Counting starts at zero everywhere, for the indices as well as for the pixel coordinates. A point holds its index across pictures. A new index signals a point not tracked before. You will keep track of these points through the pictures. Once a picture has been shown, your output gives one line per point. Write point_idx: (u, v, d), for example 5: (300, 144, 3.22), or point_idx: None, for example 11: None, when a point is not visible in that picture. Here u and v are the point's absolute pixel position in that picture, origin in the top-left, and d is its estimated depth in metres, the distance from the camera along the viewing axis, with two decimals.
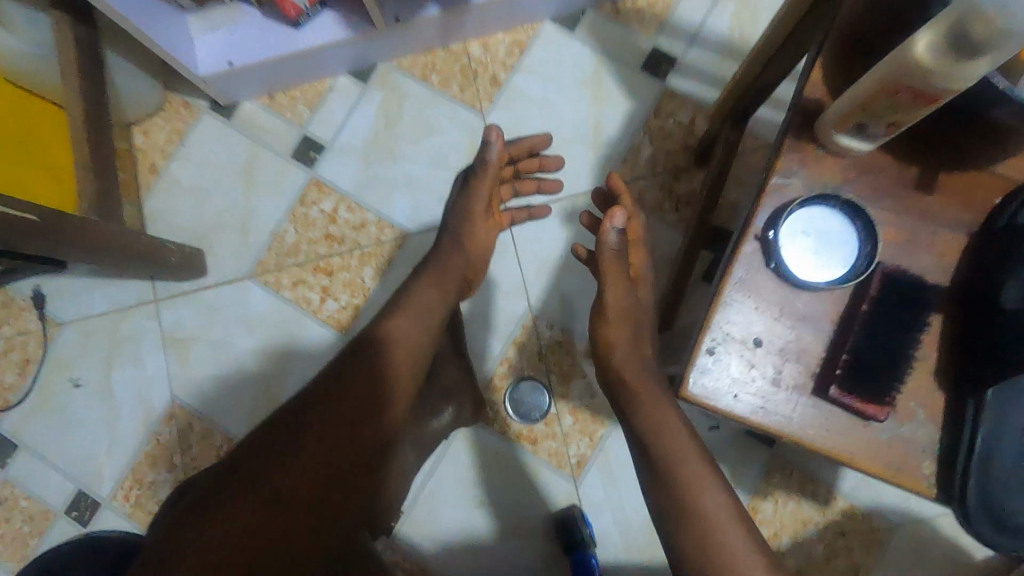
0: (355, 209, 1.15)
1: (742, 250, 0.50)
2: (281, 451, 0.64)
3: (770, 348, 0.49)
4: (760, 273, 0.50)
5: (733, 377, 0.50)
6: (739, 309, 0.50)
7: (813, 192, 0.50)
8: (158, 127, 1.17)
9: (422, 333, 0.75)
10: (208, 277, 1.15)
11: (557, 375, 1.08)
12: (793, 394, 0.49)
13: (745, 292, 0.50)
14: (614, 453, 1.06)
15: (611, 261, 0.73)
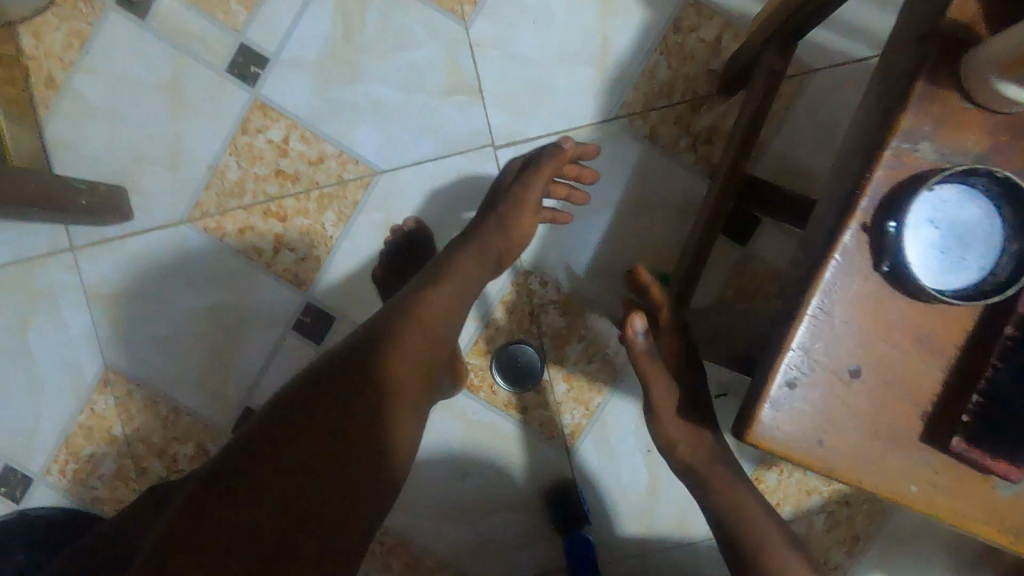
0: (310, 140, 0.95)
1: (841, 242, 0.37)
2: (267, 445, 0.56)
3: (869, 382, 0.37)
4: (862, 277, 0.37)
5: (819, 419, 0.37)
6: (833, 329, 0.37)
7: (951, 168, 0.36)
8: (51, 29, 0.93)
9: (441, 323, 0.67)
10: (135, 220, 0.96)
11: (551, 338, 0.96)
12: (895, 443, 0.37)
13: (842, 305, 0.37)
14: (611, 422, 0.97)
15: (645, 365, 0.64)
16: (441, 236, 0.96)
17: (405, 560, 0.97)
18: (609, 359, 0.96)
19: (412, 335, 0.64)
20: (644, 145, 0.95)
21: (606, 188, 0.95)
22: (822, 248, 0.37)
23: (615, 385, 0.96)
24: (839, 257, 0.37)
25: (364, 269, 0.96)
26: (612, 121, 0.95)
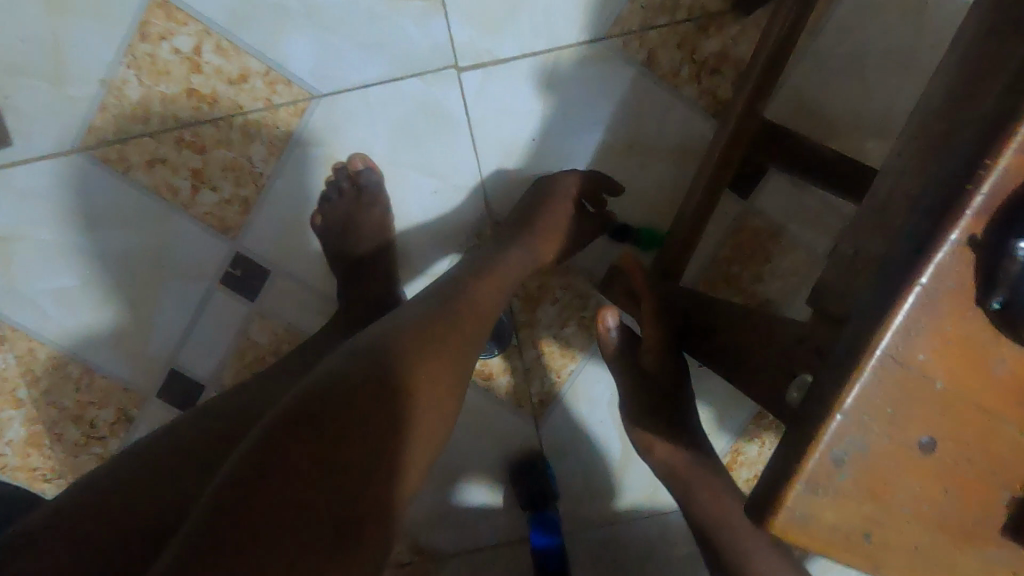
0: (228, 51, 0.76)
1: (936, 258, 0.27)
2: (290, 441, 0.43)
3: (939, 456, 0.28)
4: (951, 313, 0.27)
5: (868, 503, 0.28)
6: (923, 386, 0.27)
7: None
8: None
9: (484, 315, 0.60)
10: (13, 148, 0.78)
11: (521, 299, 0.85)
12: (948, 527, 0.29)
13: (932, 353, 0.27)
14: (585, 391, 0.88)
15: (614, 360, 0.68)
16: (393, 176, 0.81)
17: None
18: (585, 324, 0.85)
19: (444, 345, 0.53)
20: (638, 74, 0.79)
21: (591, 124, 0.80)
22: (903, 266, 0.27)
23: (591, 352, 0.86)
24: (925, 282, 0.27)
25: (303, 215, 0.81)
26: (603, 41, 0.78)
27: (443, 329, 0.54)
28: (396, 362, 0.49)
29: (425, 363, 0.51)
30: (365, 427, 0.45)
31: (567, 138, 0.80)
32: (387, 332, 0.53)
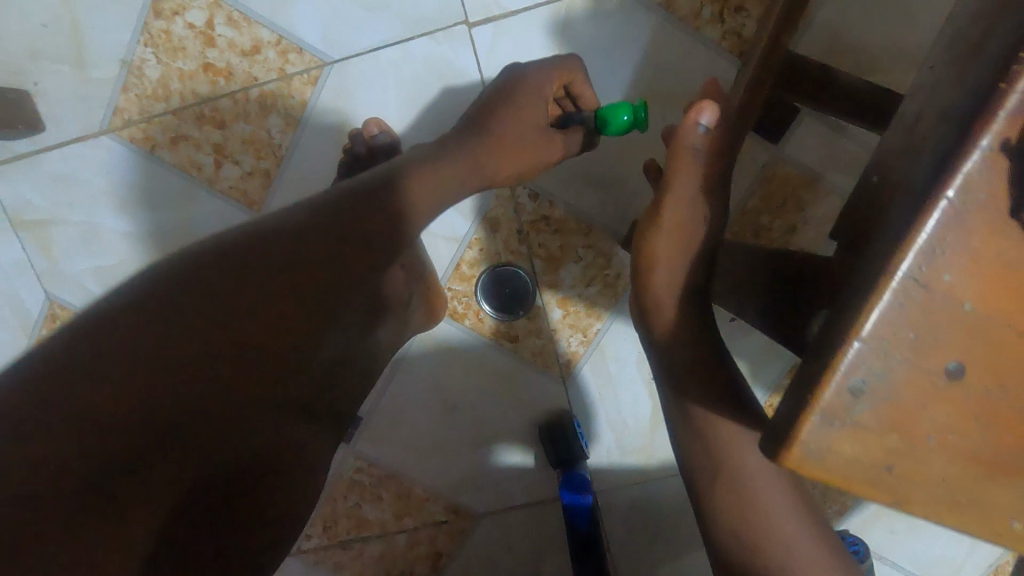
0: (240, 23, 0.77)
1: (962, 170, 0.24)
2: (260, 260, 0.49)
3: (970, 388, 0.26)
4: (978, 221, 0.25)
5: (889, 443, 0.26)
6: (942, 309, 0.25)
7: None
8: None
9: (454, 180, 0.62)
10: (47, 134, 0.80)
11: (544, 259, 0.83)
12: (1003, 466, 0.26)
13: (957, 272, 0.25)
14: (612, 350, 0.87)
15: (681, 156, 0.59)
16: (408, 140, 0.79)
17: (394, 490, 0.94)
18: (609, 283, 0.84)
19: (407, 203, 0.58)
20: (656, 19, 0.75)
21: (607, 75, 0.77)
22: (925, 183, 0.25)
23: (617, 310, 0.85)
24: (952, 196, 0.25)
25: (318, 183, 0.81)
26: None
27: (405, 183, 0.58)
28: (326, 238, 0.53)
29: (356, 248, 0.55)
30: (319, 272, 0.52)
31: None
32: (319, 206, 0.55)
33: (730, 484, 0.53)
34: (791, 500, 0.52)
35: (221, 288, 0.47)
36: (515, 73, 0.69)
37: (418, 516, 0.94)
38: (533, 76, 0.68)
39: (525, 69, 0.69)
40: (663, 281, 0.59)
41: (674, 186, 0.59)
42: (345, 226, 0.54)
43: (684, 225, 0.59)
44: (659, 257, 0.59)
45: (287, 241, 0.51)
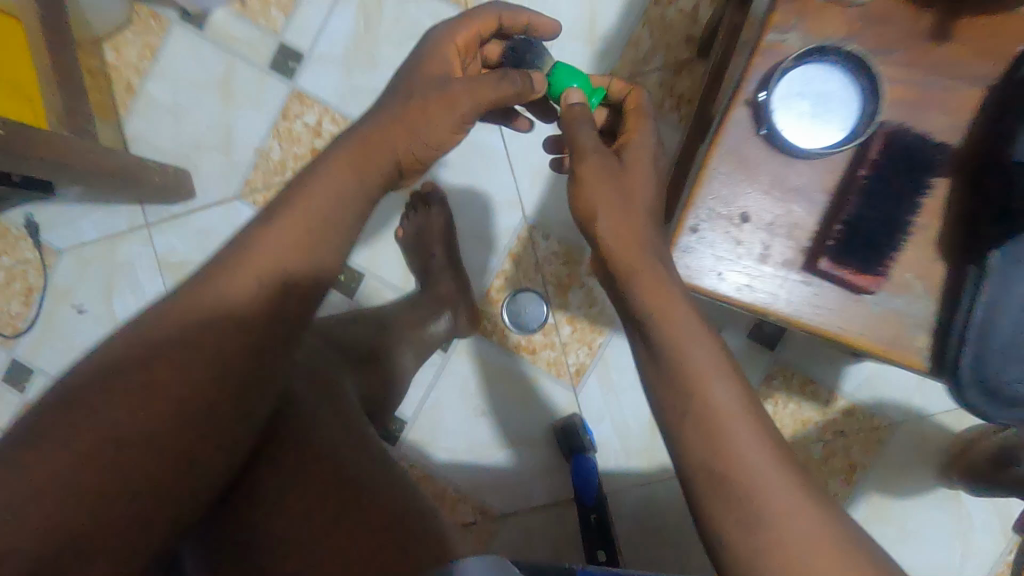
0: (340, 121, 1.09)
1: (731, 116, 0.55)
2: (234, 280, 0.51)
3: (756, 224, 0.55)
4: (749, 141, 0.55)
5: (719, 255, 0.56)
6: (726, 184, 0.55)
7: (810, 46, 0.53)
8: (128, 44, 1.10)
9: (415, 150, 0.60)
10: (196, 199, 1.12)
11: (555, 286, 1.05)
12: (783, 268, 0.55)
13: (733, 163, 0.55)
14: (614, 361, 1.05)
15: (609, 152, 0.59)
16: (451, 196, 1.06)
17: (430, 490, 1.09)
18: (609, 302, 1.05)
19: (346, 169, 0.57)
20: None
21: None
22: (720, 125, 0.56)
23: (616, 327, 1.05)
24: (728, 129, 0.55)
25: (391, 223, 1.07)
26: None
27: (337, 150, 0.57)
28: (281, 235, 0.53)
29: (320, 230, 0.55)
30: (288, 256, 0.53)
31: None
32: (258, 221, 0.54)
33: (707, 429, 0.49)
34: (766, 455, 0.49)
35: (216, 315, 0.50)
36: (416, 47, 0.66)
37: (450, 516, 1.08)
38: (433, 41, 0.66)
39: (424, 38, 0.66)
40: (602, 225, 0.57)
41: (579, 135, 0.59)
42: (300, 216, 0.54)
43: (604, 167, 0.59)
44: (594, 207, 0.58)
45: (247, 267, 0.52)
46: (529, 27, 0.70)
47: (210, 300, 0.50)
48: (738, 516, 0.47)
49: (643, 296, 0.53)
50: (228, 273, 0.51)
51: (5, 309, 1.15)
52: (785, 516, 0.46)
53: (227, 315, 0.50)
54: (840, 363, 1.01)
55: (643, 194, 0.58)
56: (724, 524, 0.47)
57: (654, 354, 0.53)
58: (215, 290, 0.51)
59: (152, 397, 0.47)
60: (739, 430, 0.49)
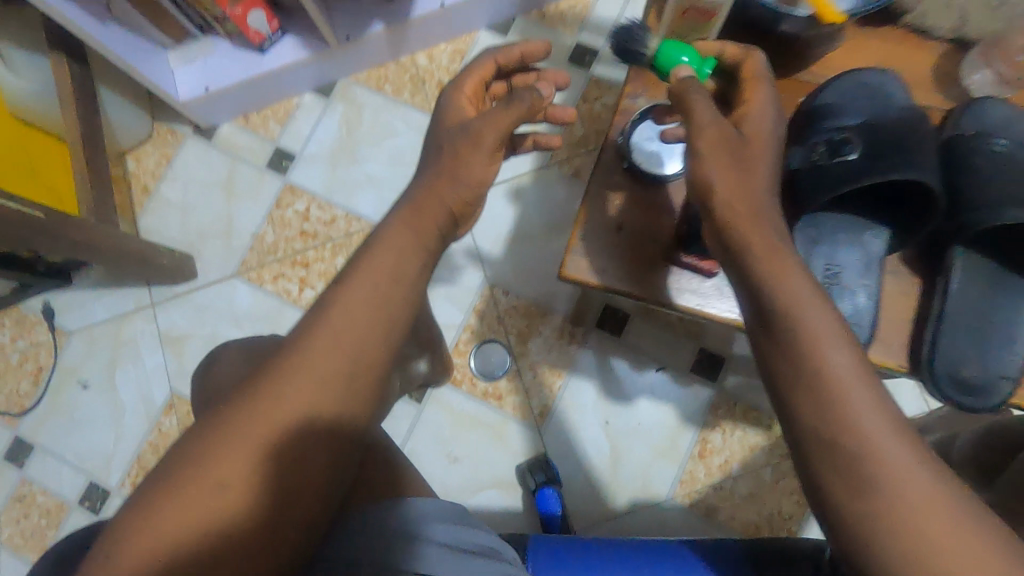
0: (325, 207, 1.27)
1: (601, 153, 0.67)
2: (310, 348, 0.55)
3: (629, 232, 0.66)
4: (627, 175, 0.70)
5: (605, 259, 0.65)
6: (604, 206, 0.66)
7: (651, 105, 0.68)
8: (147, 154, 1.31)
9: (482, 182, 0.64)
10: (197, 280, 1.27)
11: (515, 336, 1.18)
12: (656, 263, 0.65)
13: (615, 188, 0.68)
14: (573, 401, 1.15)
15: (714, 127, 0.57)
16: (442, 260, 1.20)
17: None
18: (564, 348, 1.17)
19: (401, 235, 0.61)
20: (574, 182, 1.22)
21: (547, 214, 1.21)
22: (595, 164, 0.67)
23: (573, 369, 1.16)
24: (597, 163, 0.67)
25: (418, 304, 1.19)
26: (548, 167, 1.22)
27: (407, 219, 0.62)
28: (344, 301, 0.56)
29: (382, 292, 0.58)
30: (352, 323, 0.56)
31: (533, 224, 1.21)
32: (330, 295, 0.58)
33: (819, 394, 0.49)
34: (885, 425, 0.48)
35: (300, 380, 0.54)
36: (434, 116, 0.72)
37: None
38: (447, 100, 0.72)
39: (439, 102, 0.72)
40: (717, 190, 0.55)
41: (693, 102, 0.58)
42: (362, 282, 0.57)
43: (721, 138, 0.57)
44: (709, 179, 0.56)
45: (320, 337, 0.55)
46: (521, 58, 0.76)
47: (295, 370, 0.54)
48: (851, 482, 0.47)
49: (763, 268, 0.52)
50: (308, 346, 0.55)
51: (14, 388, 1.26)
52: (902, 484, 0.47)
53: (305, 377, 0.54)
54: None
55: (761, 168, 0.57)
56: (834, 493, 0.48)
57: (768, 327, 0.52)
58: (279, 380, 0.54)
59: (258, 458, 0.53)
60: (859, 395, 0.49)
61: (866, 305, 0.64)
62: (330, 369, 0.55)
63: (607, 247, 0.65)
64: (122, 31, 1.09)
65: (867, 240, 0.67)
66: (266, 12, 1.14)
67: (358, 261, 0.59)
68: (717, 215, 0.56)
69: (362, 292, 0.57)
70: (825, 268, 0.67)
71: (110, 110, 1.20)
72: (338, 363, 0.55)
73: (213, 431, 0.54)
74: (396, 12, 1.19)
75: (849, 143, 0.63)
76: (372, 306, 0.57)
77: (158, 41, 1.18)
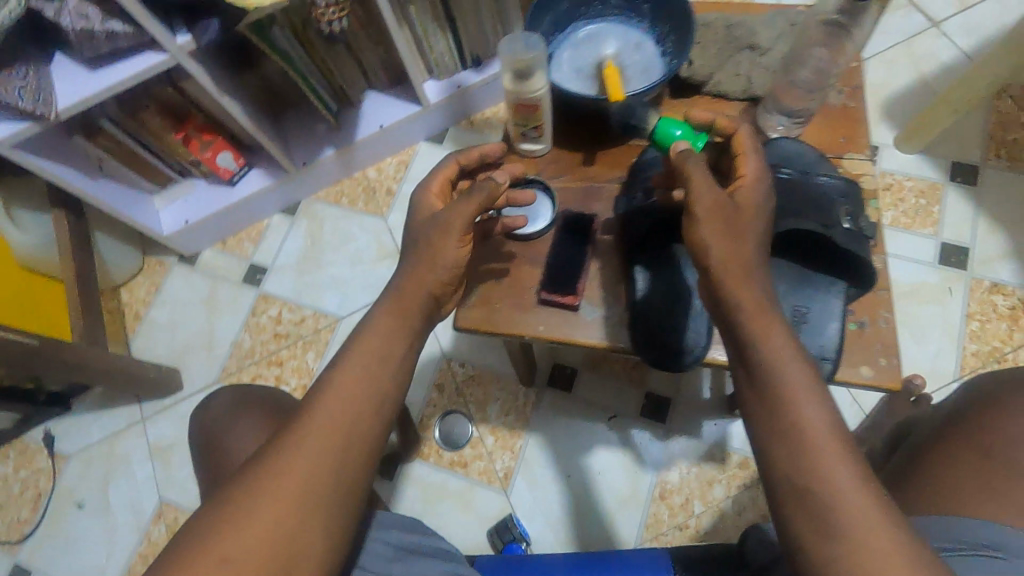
0: (296, 309, 1.42)
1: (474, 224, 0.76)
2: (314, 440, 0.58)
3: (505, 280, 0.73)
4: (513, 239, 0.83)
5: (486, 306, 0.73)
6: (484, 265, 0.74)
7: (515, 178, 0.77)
8: (139, 284, 1.48)
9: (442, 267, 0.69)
10: (183, 391, 1.39)
11: (474, 404, 1.26)
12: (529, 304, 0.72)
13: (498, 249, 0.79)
14: (533, 460, 1.21)
15: (709, 197, 0.61)
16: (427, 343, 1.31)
17: None
18: (520, 409, 1.25)
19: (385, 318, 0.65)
20: None
21: None
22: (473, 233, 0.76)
23: (530, 429, 1.23)
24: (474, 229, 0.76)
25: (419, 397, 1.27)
26: None
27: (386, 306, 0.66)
28: (342, 389, 0.60)
29: (373, 378, 0.62)
30: (351, 411, 0.60)
31: None
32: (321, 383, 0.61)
33: (791, 441, 0.55)
34: (857, 475, 0.53)
35: (306, 472, 0.57)
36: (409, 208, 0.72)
37: None
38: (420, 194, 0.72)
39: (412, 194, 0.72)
40: (713, 257, 0.60)
41: (690, 171, 0.63)
42: (355, 369, 0.62)
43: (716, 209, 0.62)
44: (703, 240, 0.60)
45: (323, 426, 0.59)
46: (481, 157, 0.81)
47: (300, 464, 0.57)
48: (818, 524, 0.52)
49: (748, 323, 0.58)
50: (310, 438, 0.58)
51: (15, 516, 1.33)
52: (863, 527, 0.51)
53: (310, 468, 0.57)
54: (719, 420, 1.19)
55: (752, 236, 0.61)
56: (801, 532, 0.53)
57: (753, 375, 0.58)
58: (284, 474, 0.56)
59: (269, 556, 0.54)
60: (831, 447, 0.54)
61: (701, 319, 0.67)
62: (323, 451, 0.58)
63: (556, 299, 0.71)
64: (112, 185, 1.30)
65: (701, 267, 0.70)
66: (232, 152, 1.36)
67: (351, 345, 0.63)
68: (711, 272, 0.60)
69: (352, 374, 0.61)
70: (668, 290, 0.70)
71: (104, 250, 1.39)
72: (329, 443, 0.58)
73: (213, 535, 0.54)
74: (343, 137, 1.41)
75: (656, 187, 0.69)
76: (357, 388, 0.61)
77: (144, 188, 1.39)
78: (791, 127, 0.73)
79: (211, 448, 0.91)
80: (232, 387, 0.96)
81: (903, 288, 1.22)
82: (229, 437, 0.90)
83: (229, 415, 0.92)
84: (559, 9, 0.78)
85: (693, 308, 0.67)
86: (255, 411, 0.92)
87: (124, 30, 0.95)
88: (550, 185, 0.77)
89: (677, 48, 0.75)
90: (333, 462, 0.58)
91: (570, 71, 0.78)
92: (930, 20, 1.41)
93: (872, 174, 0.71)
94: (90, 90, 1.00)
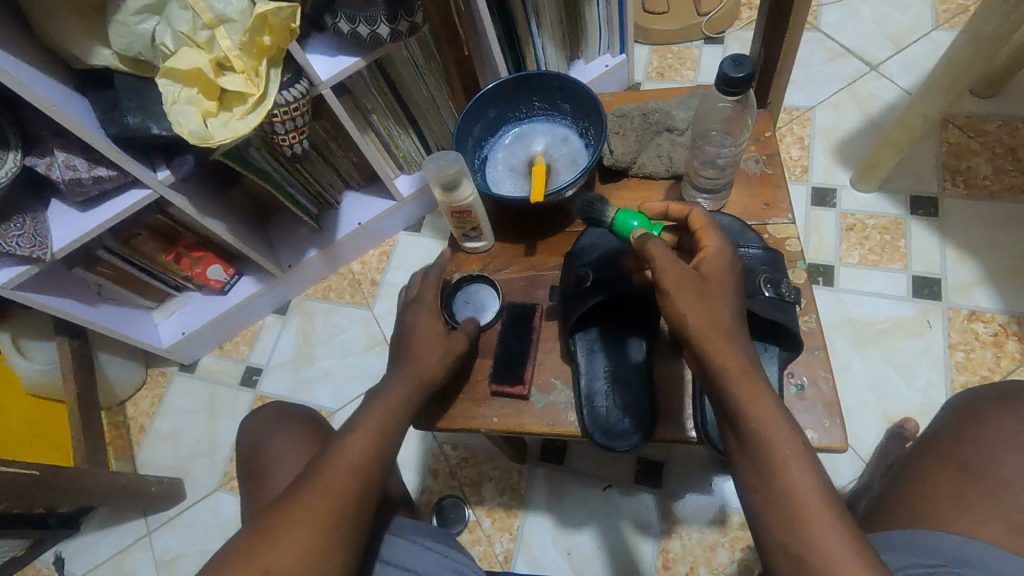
0: None
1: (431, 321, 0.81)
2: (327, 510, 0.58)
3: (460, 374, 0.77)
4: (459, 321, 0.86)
5: (444, 401, 0.76)
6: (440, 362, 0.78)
7: (468, 274, 0.83)
8: (144, 396, 1.53)
9: (404, 369, 0.70)
10: (187, 499, 1.41)
11: (469, 485, 1.26)
12: (484, 396, 0.75)
13: None
14: (532, 539, 1.19)
15: (678, 272, 0.63)
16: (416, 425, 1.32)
17: None
18: (515, 488, 1.24)
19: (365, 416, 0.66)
20: None
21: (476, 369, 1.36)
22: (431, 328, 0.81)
23: (526, 506, 1.22)
24: None
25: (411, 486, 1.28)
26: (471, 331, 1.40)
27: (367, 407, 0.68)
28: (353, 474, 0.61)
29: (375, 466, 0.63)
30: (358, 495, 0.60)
31: None
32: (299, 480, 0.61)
33: (788, 510, 0.55)
34: (847, 542, 0.53)
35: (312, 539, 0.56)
36: None
37: None
38: None
39: None
40: (691, 324, 0.61)
41: (654, 249, 0.65)
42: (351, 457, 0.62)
43: (686, 280, 0.64)
44: (678, 309, 0.62)
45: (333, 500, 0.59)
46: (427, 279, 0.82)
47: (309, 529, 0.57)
48: None
49: (732, 387, 0.59)
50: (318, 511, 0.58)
51: None
52: None
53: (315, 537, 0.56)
54: (712, 477, 1.18)
55: (724, 300, 0.63)
56: None
57: (740, 438, 0.59)
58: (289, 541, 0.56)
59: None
60: (820, 514, 0.54)
61: (638, 396, 0.71)
62: (312, 541, 0.56)
63: (505, 388, 0.74)
64: (110, 307, 1.37)
65: (630, 344, 0.75)
66: (222, 264, 1.44)
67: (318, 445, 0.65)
68: (692, 341, 0.62)
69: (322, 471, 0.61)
70: (605, 370, 0.73)
71: (108, 368, 1.45)
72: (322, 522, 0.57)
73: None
74: (324, 237, 1.49)
75: (584, 274, 0.73)
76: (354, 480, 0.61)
77: (143, 305, 1.47)
78: (716, 201, 0.78)
79: (248, 462, 0.87)
80: (268, 406, 0.93)
81: (882, 325, 1.22)
82: (272, 451, 0.86)
83: (250, 448, 0.88)
84: (487, 117, 0.85)
85: (628, 388, 0.72)
86: (300, 428, 0.88)
87: (109, 174, 1.05)
88: (496, 279, 0.81)
89: (596, 137, 0.81)
90: (319, 561, 0.56)
91: (505, 171, 0.84)
92: (868, 65, 1.47)
93: (796, 237, 0.75)
94: (83, 229, 1.09)
